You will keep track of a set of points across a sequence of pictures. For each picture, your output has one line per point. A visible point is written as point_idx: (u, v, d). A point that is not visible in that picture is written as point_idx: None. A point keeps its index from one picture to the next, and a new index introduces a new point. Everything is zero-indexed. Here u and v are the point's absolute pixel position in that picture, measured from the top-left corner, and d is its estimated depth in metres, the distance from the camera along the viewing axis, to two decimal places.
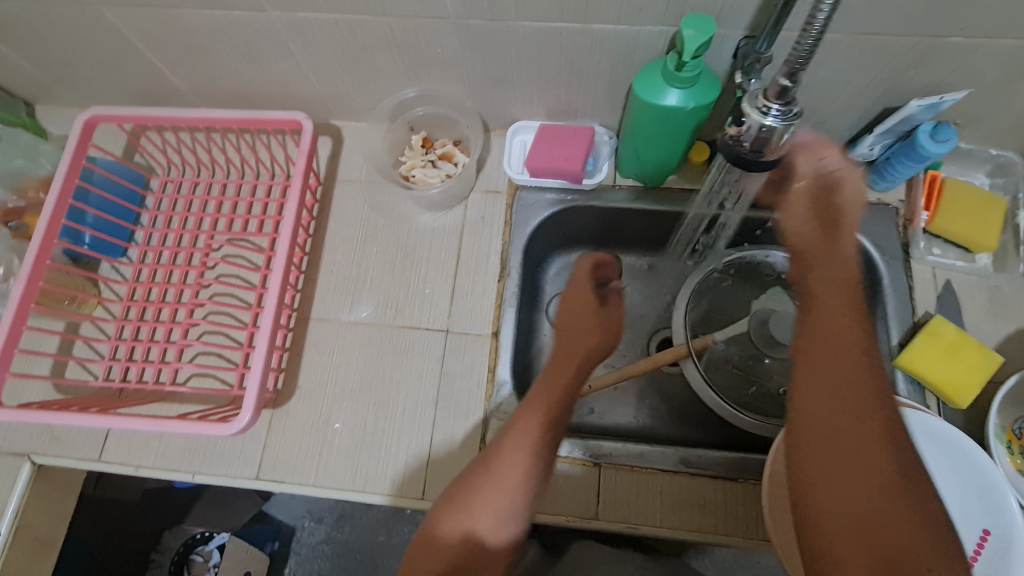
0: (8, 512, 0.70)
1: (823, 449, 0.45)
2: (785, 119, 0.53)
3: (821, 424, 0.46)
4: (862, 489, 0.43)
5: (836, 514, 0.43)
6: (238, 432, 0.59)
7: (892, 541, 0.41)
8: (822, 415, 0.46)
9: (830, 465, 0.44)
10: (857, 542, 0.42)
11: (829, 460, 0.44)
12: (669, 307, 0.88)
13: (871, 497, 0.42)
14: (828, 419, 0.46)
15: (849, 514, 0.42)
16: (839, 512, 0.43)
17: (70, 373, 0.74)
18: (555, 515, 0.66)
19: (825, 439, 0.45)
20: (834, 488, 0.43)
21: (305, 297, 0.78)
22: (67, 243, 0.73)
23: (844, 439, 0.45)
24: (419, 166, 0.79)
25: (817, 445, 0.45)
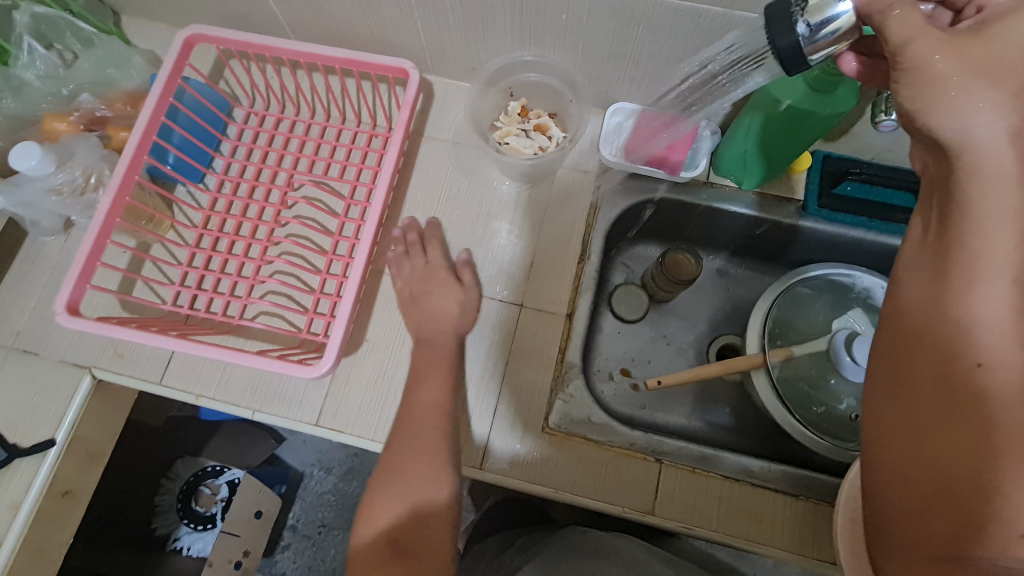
0: (66, 420, 0.69)
1: (885, 394, 0.37)
2: (830, 23, 0.41)
3: (886, 364, 0.37)
4: (921, 434, 0.34)
5: (889, 474, 0.35)
6: (320, 376, 0.63)
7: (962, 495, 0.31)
8: (891, 353, 0.37)
9: (890, 414, 0.36)
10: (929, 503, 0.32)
11: (888, 403, 0.36)
12: (736, 313, 0.86)
13: (942, 452, 0.32)
14: (897, 358, 0.37)
15: (907, 474, 0.34)
16: (892, 470, 0.35)
17: (137, 292, 0.73)
18: (612, 504, 0.66)
19: (887, 381, 0.37)
20: (893, 442, 0.35)
21: (380, 251, 0.77)
22: (154, 160, 0.72)
23: (914, 379, 0.35)
24: (514, 134, 0.76)
25: (879, 392, 0.37)
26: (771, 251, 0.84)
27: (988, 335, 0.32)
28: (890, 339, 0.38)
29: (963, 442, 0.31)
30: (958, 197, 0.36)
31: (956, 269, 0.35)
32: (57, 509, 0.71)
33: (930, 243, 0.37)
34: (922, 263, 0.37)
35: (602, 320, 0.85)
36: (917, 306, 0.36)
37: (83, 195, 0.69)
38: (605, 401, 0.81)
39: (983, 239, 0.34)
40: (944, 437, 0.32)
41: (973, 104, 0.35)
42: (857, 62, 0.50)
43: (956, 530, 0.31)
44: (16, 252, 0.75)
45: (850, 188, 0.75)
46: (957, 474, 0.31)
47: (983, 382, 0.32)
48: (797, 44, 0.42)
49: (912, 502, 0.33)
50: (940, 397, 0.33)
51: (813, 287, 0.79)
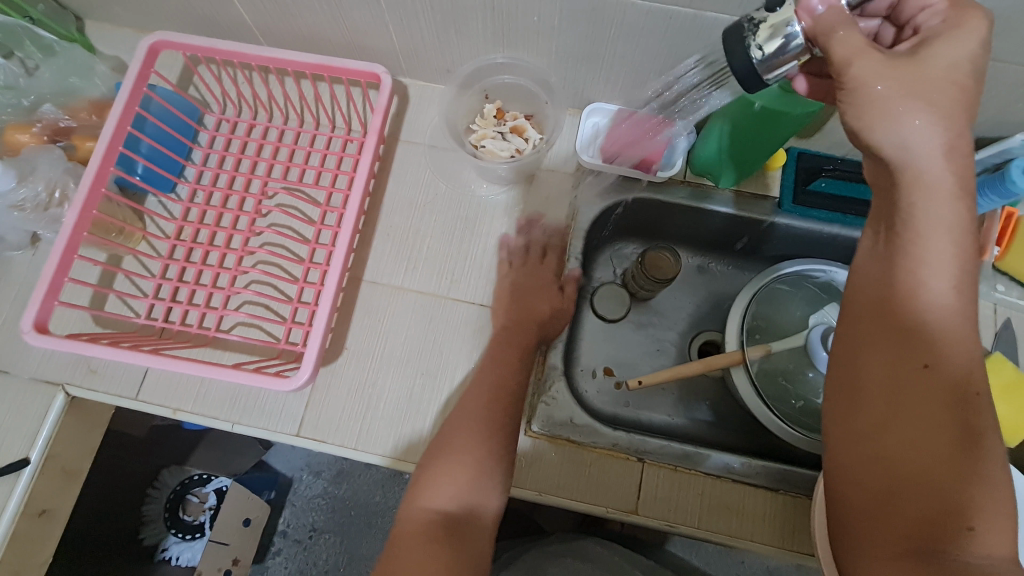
0: (40, 439, 0.68)
1: (840, 395, 0.41)
2: (784, 44, 0.42)
3: (846, 371, 0.41)
4: (884, 438, 0.38)
5: (850, 468, 0.40)
6: (297, 389, 0.62)
7: (917, 493, 0.37)
8: (845, 357, 0.42)
9: (849, 414, 0.40)
10: (889, 500, 0.37)
11: (850, 407, 0.40)
12: (717, 310, 0.87)
13: (900, 448, 0.37)
14: (851, 363, 0.41)
15: (869, 472, 0.39)
16: (856, 470, 0.39)
17: (109, 307, 0.71)
18: (596, 505, 0.67)
19: (849, 386, 0.41)
20: (856, 443, 0.40)
21: (358, 258, 0.76)
22: (122, 171, 0.70)
23: (869, 380, 0.40)
24: (491, 138, 0.76)
25: (836, 393, 0.42)
26: (748, 248, 0.84)
27: (929, 338, 0.38)
28: (843, 346, 0.42)
29: (922, 445, 0.37)
30: (903, 207, 0.39)
31: (902, 278, 0.39)
32: (35, 529, 0.70)
33: (876, 250, 0.41)
34: (868, 272, 0.41)
35: (584, 320, 0.86)
36: (866, 312, 0.41)
37: (47, 211, 0.68)
38: (589, 402, 0.81)
39: (925, 252, 0.38)
40: (905, 437, 0.37)
41: (908, 121, 0.38)
42: (806, 82, 0.52)
43: (919, 522, 0.36)
44: None
45: (824, 184, 0.76)
46: (913, 464, 0.37)
47: (930, 381, 0.37)
48: (751, 66, 0.43)
49: (875, 493, 0.38)
50: (892, 396, 0.38)
51: (789, 283, 0.80)
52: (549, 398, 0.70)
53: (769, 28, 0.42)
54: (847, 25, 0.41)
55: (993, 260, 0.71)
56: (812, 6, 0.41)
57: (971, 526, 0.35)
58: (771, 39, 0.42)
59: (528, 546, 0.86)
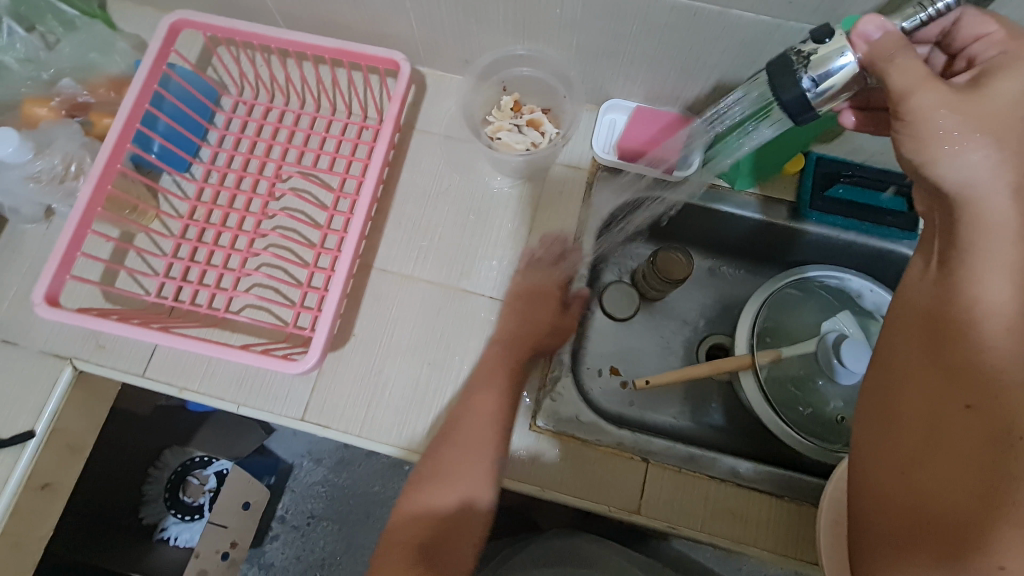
0: (46, 412, 0.68)
1: (874, 424, 0.42)
2: (832, 74, 0.45)
3: (884, 402, 0.42)
4: (916, 471, 0.37)
5: (877, 498, 0.39)
6: (305, 371, 0.62)
7: (946, 530, 0.35)
8: (884, 386, 0.42)
9: (881, 442, 0.41)
10: (916, 534, 0.36)
11: (886, 438, 0.40)
12: (727, 314, 0.86)
13: (930, 481, 0.36)
14: (890, 392, 0.42)
15: (893, 502, 0.38)
16: (882, 498, 0.39)
17: (120, 283, 0.71)
18: (599, 504, 0.66)
19: (887, 417, 0.41)
20: (885, 473, 0.39)
21: (370, 245, 0.76)
22: (138, 149, 0.70)
23: (904, 410, 0.40)
24: (507, 130, 0.75)
25: (871, 421, 0.42)
26: (761, 253, 0.84)
27: (971, 375, 0.36)
28: (887, 379, 0.42)
29: (955, 481, 0.35)
30: (960, 244, 0.40)
31: (945, 314, 0.39)
32: (37, 502, 0.70)
33: (928, 283, 0.41)
34: (914, 307, 0.42)
35: (592, 318, 0.85)
36: (909, 346, 0.41)
37: (63, 183, 0.67)
38: (595, 401, 0.81)
39: (969, 289, 0.38)
40: (935, 470, 0.36)
41: (970, 157, 0.40)
42: (856, 116, 0.56)
43: (941, 558, 0.34)
44: None
45: (842, 190, 0.75)
46: (943, 500, 0.35)
47: (972, 422, 0.35)
48: (803, 98, 0.47)
49: (899, 521, 0.37)
50: (927, 429, 0.38)
51: (801, 288, 0.79)
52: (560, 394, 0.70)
53: (819, 59, 0.45)
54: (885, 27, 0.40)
55: None
56: (867, 33, 0.43)
57: (1000, 565, 0.32)
58: (822, 66, 0.45)
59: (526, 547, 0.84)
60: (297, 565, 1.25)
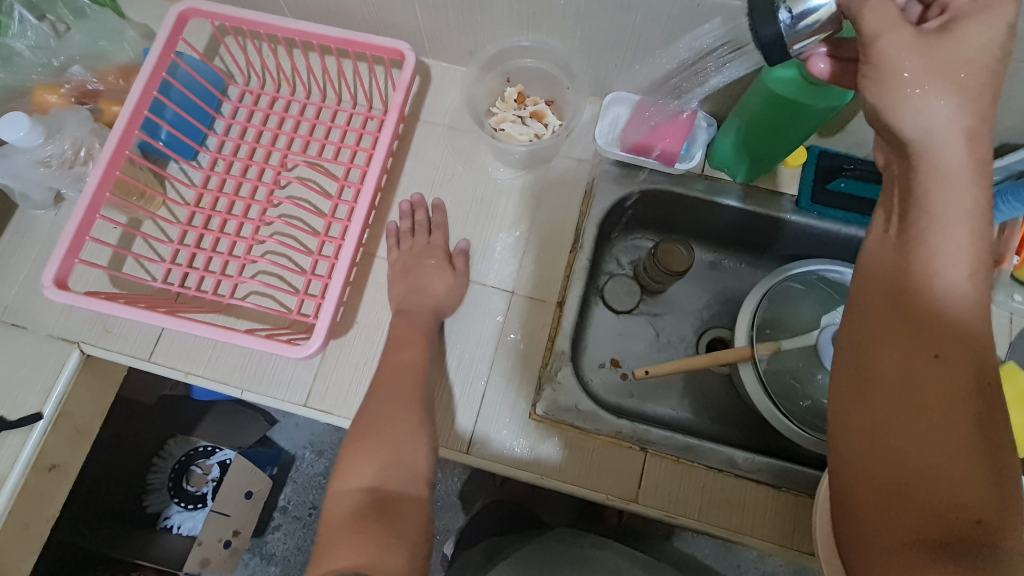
0: (54, 395, 0.69)
1: (847, 390, 0.41)
2: (809, 12, 0.44)
3: (852, 362, 0.41)
4: (891, 431, 0.37)
5: (856, 465, 0.39)
6: (308, 356, 0.62)
7: (928, 490, 0.35)
8: (856, 350, 0.41)
9: (857, 408, 0.40)
10: (897, 496, 0.36)
11: (857, 400, 0.40)
12: (728, 308, 0.87)
13: (907, 441, 0.36)
14: (862, 356, 0.40)
15: (873, 466, 0.38)
16: (861, 464, 0.39)
17: (127, 269, 0.73)
18: (596, 492, 0.67)
19: (857, 378, 0.40)
20: (861, 438, 0.39)
21: (373, 234, 0.76)
22: (145, 136, 0.71)
23: (880, 373, 0.39)
24: (510, 121, 0.76)
25: (846, 387, 0.41)
26: (762, 246, 0.84)
27: (941, 329, 0.36)
28: (853, 339, 0.42)
29: (933, 440, 0.35)
30: (918, 200, 0.39)
31: (914, 273, 0.38)
32: (44, 484, 0.71)
33: (891, 243, 0.40)
34: (881, 268, 0.41)
35: (593, 310, 0.86)
36: (880, 309, 0.40)
37: (72, 168, 0.68)
38: (594, 391, 0.81)
39: (933, 244, 0.37)
40: (910, 429, 0.36)
41: (944, 117, 0.38)
42: (827, 63, 0.52)
43: (925, 519, 0.35)
44: (7, 223, 0.74)
45: (843, 184, 0.76)
46: (922, 458, 0.35)
47: (944, 374, 0.36)
48: (780, 34, 0.45)
49: (880, 486, 0.37)
50: (903, 390, 0.37)
51: (803, 282, 0.79)
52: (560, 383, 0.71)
53: None
54: (883, 15, 0.40)
55: (1013, 268, 0.70)
56: None
57: (979, 519, 0.33)
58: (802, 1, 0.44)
59: (529, 543, 0.86)
60: (298, 556, 1.26)
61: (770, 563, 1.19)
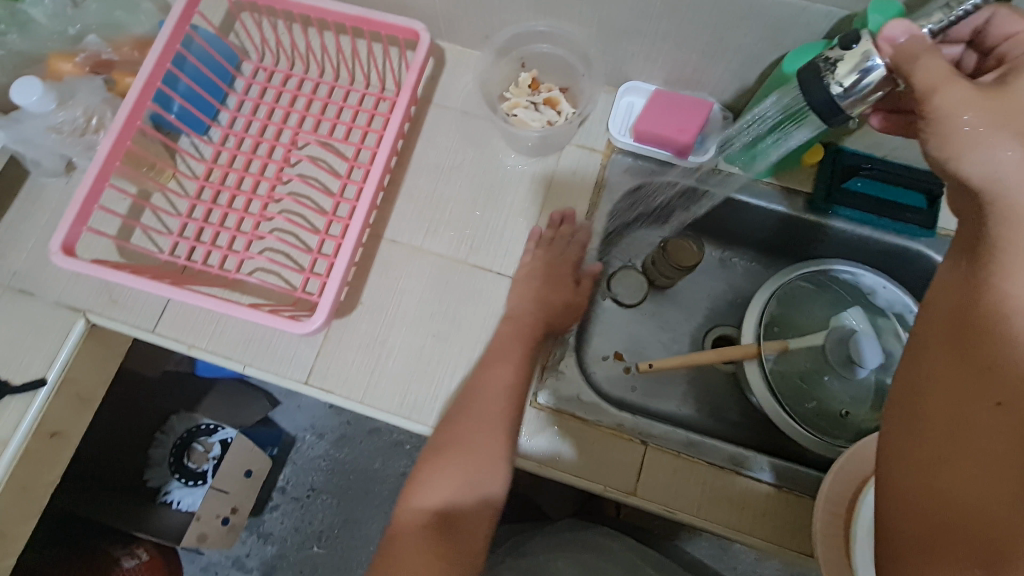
0: (58, 361, 0.70)
1: (897, 430, 0.39)
2: (860, 83, 0.47)
3: (906, 406, 0.39)
4: (941, 477, 0.34)
5: (900, 510, 0.36)
6: (309, 333, 0.62)
7: (980, 542, 0.31)
8: (912, 389, 0.39)
9: (906, 448, 0.37)
10: (945, 548, 0.33)
11: (907, 444, 0.37)
12: (735, 306, 0.86)
13: (960, 490, 0.33)
14: (917, 396, 0.38)
15: (918, 513, 0.35)
16: (905, 511, 0.36)
17: (136, 240, 0.73)
18: (596, 484, 0.66)
19: (908, 421, 0.38)
20: (906, 483, 0.36)
21: (381, 215, 0.76)
22: (157, 108, 0.71)
23: (934, 414, 0.36)
24: (523, 107, 0.75)
25: (898, 426, 0.39)
26: (774, 245, 0.83)
27: (1004, 372, 0.34)
28: (907, 385, 0.40)
29: (987, 487, 0.32)
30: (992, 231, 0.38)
31: (981, 315, 0.36)
32: (46, 449, 0.71)
33: (961, 275, 0.39)
34: (948, 308, 0.39)
35: (599, 302, 0.85)
36: (943, 348, 0.38)
37: (83, 136, 0.69)
38: (598, 383, 0.81)
39: (1002, 286, 0.36)
40: (963, 476, 0.33)
41: None
42: (883, 117, 0.55)
43: (971, 571, 0.31)
44: (17, 191, 0.75)
45: (860, 184, 0.74)
46: (976, 507, 0.32)
47: (1003, 421, 0.33)
48: (833, 102, 0.49)
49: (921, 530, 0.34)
50: (956, 433, 0.35)
51: (815, 282, 0.78)
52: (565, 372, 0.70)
53: (848, 64, 0.47)
54: None
55: None
56: (892, 37, 0.43)
57: None
58: (853, 74, 0.47)
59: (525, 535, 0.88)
60: (295, 536, 1.27)
61: (767, 564, 1.19)
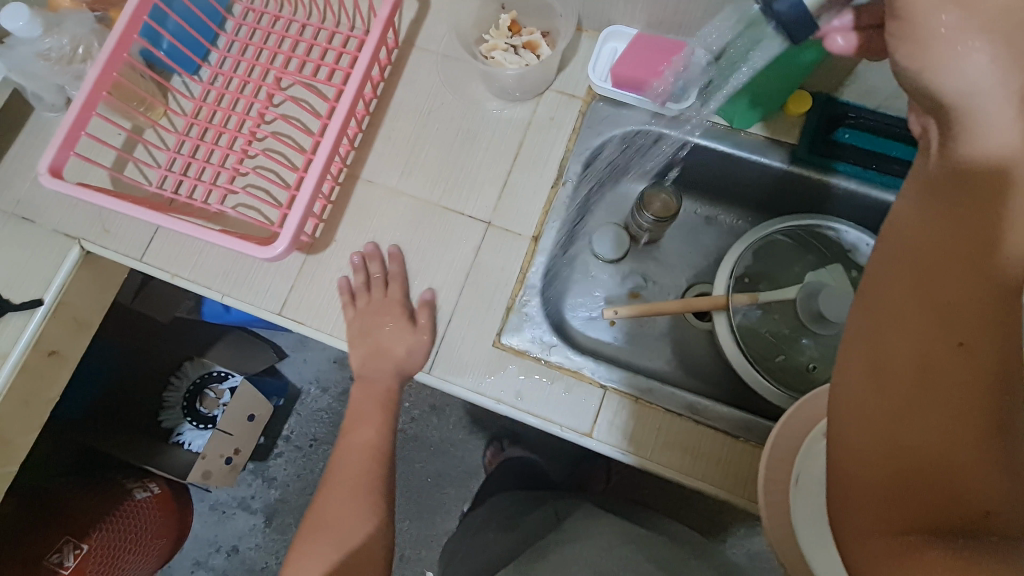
0: (54, 284, 0.74)
1: (852, 368, 0.37)
2: None
3: (863, 343, 0.37)
4: (898, 416, 0.34)
5: (857, 447, 0.36)
6: (274, 258, 0.64)
7: (939, 479, 0.32)
8: (869, 328, 0.37)
9: (866, 389, 0.36)
10: (905, 484, 0.33)
11: (866, 383, 0.36)
12: (718, 264, 0.84)
13: (919, 428, 0.33)
14: (874, 336, 0.37)
15: (876, 452, 0.35)
16: (861, 448, 0.36)
17: (128, 172, 0.76)
18: (551, 421, 0.67)
19: (865, 359, 0.37)
20: (864, 419, 0.36)
21: (359, 156, 0.77)
22: (146, 42, 0.73)
23: (892, 355, 0.35)
24: (501, 49, 0.74)
25: (855, 370, 0.37)
26: (758, 201, 0.81)
27: (971, 315, 0.33)
28: (867, 318, 0.38)
29: (945, 427, 0.32)
30: (964, 167, 0.37)
31: (954, 251, 0.35)
32: (45, 367, 0.76)
33: (927, 215, 0.38)
34: (909, 243, 0.38)
35: (579, 255, 0.84)
36: (902, 284, 0.37)
37: (71, 65, 0.72)
38: (574, 334, 0.81)
39: (977, 223, 0.35)
40: (925, 416, 0.33)
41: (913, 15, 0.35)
42: (848, 40, 0.49)
43: (926, 505, 0.32)
44: (22, 123, 0.79)
45: (848, 135, 0.73)
46: (931, 445, 0.32)
47: (967, 362, 0.32)
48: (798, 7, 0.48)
49: (880, 478, 0.34)
50: (918, 377, 0.34)
51: (795, 238, 0.76)
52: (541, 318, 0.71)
53: None
54: None
55: None
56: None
57: (989, 512, 0.30)
58: None
59: (518, 513, 0.89)
60: (297, 482, 1.33)
61: (757, 541, 1.17)
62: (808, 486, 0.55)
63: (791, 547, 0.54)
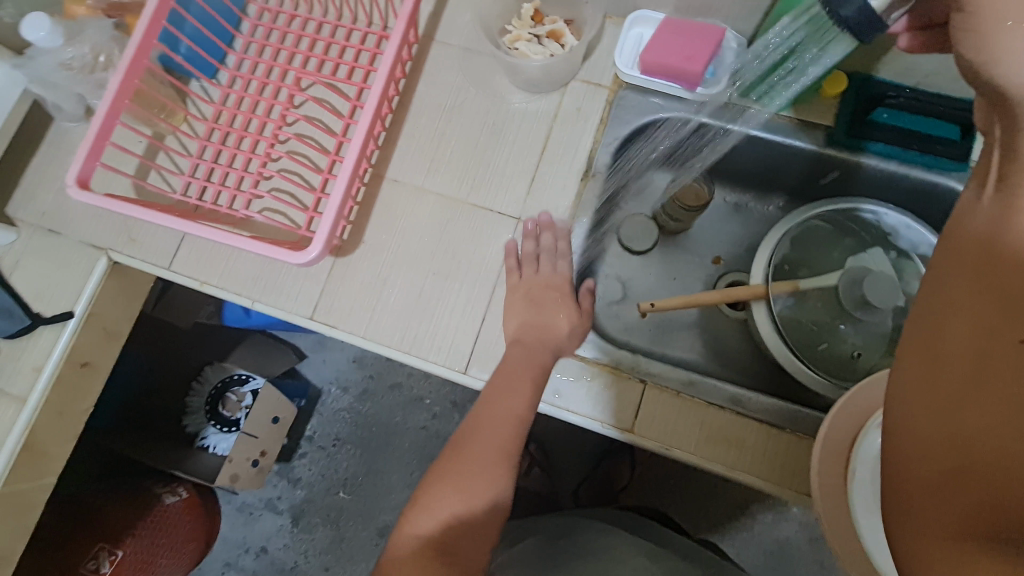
0: (84, 295, 0.74)
1: (910, 359, 0.34)
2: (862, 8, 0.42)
3: (921, 332, 0.34)
4: (956, 411, 0.30)
5: (909, 440, 0.33)
6: (307, 263, 0.63)
7: (998, 482, 0.28)
8: (927, 316, 0.34)
9: (922, 381, 0.33)
10: (960, 484, 0.30)
11: (922, 375, 0.33)
12: (750, 252, 0.83)
13: (976, 424, 0.29)
14: (931, 324, 0.34)
15: (927, 447, 0.31)
16: (913, 442, 0.32)
17: (152, 180, 0.76)
18: (592, 418, 0.66)
19: (921, 349, 0.33)
20: (918, 412, 0.32)
21: (383, 155, 0.76)
22: (165, 48, 0.72)
23: (950, 347, 0.32)
24: (525, 40, 0.73)
25: (909, 359, 0.34)
26: (791, 186, 0.79)
27: None
28: (926, 305, 0.34)
29: (1002, 426, 0.28)
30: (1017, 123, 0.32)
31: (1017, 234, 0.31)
32: (78, 378, 0.76)
33: (986, 200, 0.34)
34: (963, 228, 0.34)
35: (608, 248, 0.83)
36: (964, 271, 0.33)
37: (93, 74, 0.71)
38: (607, 328, 0.80)
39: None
40: (985, 413, 0.29)
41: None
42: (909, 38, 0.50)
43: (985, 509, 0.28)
44: (44, 134, 0.78)
45: (885, 117, 0.70)
46: (989, 446, 0.29)
47: None
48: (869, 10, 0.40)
49: (931, 473, 0.31)
50: (977, 373, 0.30)
51: (833, 223, 0.75)
52: (583, 315, 0.69)
53: None
54: None
55: None
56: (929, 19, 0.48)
57: None
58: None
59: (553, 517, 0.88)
60: (323, 482, 1.33)
61: (786, 527, 1.15)
62: (865, 479, 0.53)
63: (848, 539, 0.53)
